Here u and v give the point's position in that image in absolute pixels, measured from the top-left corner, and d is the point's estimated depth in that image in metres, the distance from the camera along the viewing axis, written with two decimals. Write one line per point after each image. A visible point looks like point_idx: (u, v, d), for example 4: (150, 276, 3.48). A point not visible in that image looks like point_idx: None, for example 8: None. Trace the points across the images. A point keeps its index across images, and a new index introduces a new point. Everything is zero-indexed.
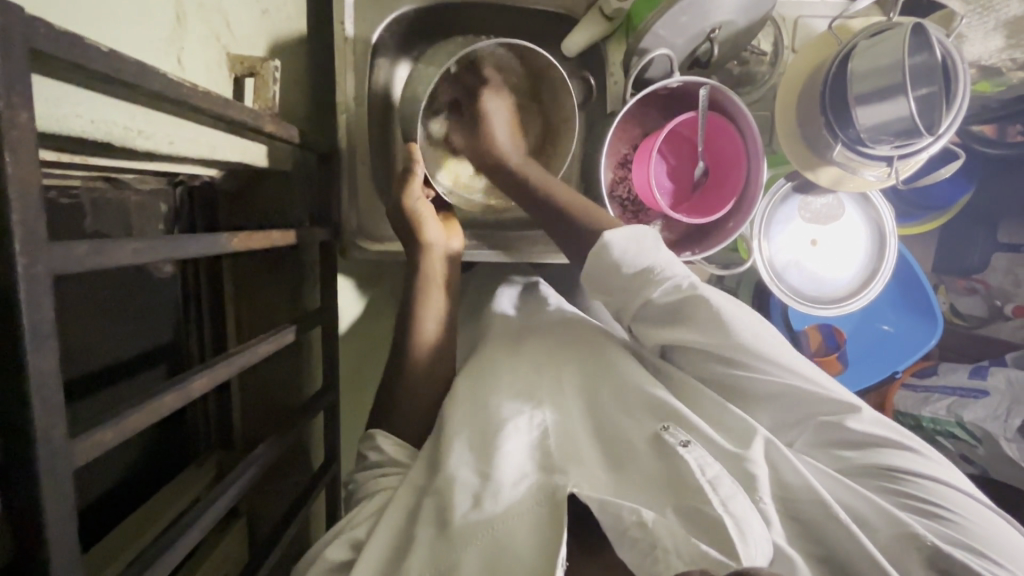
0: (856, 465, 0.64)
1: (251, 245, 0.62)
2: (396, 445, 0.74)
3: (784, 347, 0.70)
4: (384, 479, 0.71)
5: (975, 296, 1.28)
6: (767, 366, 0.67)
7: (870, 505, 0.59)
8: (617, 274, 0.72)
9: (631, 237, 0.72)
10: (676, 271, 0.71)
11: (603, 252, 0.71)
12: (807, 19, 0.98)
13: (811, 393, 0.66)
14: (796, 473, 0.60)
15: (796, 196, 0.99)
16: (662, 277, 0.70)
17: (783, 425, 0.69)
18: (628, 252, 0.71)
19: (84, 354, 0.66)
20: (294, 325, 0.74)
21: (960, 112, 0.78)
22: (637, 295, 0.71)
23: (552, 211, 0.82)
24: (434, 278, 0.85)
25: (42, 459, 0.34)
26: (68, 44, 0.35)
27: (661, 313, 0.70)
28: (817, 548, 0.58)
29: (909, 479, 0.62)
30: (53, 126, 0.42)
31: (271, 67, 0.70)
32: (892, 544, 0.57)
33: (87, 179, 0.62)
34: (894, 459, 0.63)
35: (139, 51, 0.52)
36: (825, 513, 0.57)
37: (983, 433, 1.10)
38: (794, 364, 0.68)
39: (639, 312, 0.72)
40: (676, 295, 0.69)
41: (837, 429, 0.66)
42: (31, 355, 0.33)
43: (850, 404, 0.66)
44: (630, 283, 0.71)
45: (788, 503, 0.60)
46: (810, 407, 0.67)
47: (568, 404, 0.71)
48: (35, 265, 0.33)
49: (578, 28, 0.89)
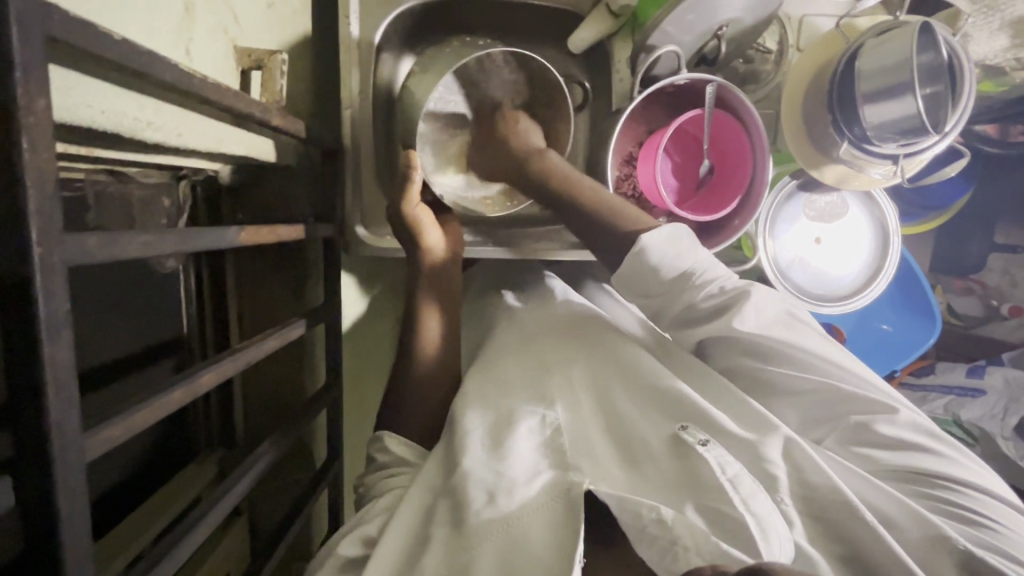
0: (885, 464, 0.64)
1: (259, 239, 0.62)
2: (404, 447, 0.74)
3: (817, 338, 0.71)
4: (391, 480, 0.71)
5: (972, 296, 1.31)
6: (798, 360, 0.69)
7: (897, 504, 0.60)
8: (656, 278, 0.73)
9: (666, 238, 0.73)
10: (715, 274, 0.73)
11: (641, 256, 0.72)
12: (811, 18, 0.99)
13: (848, 391, 0.67)
14: (819, 471, 0.60)
15: (802, 194, 0.99)
16: (702, 280, 0.72)
17: (812, 421, 0.70)
18: (665, 256, 0.72)
19: (88, 347, 0.66)
20: (303, 318, 0.75)
21: (966, 110, 0.79)
22: (679, 300, 0.73)
23: (581, 210, 0.82)
24: (426, 278, 0.86)
25: (57, 455, 0.34)
26: (82, 31, 0.35)
27: (706, 315, 0.72)
28: (840, 547, 0.58)
29: (944, 484, 0.62)
30: (66, 114, 0.42)
31: (279, 61, 0.69)
32: (920, 546, 0.57)
33: (91, 171, 0.61)
34: (926, 463, 0.64)
35: (149, 42, 0.51)
36: (849, 513, 0.57)
37: (979, 432, 1.11)
38: (828, 362, 0.69)
39: (679, 317, 0.75)
40: (721, 297, 0.71)
41: (871, 430, 0.66)
42: (46, 349, 0.32)
43: (883, 405, 0.66)
44: (670, 288, 0.73)
45: (810, 500, 0.60)
46: (844, 405, 0.68)
47: (589, 401, 0.72)
48: (50, 255, 0.32)
49: (584, 24, 0.88)
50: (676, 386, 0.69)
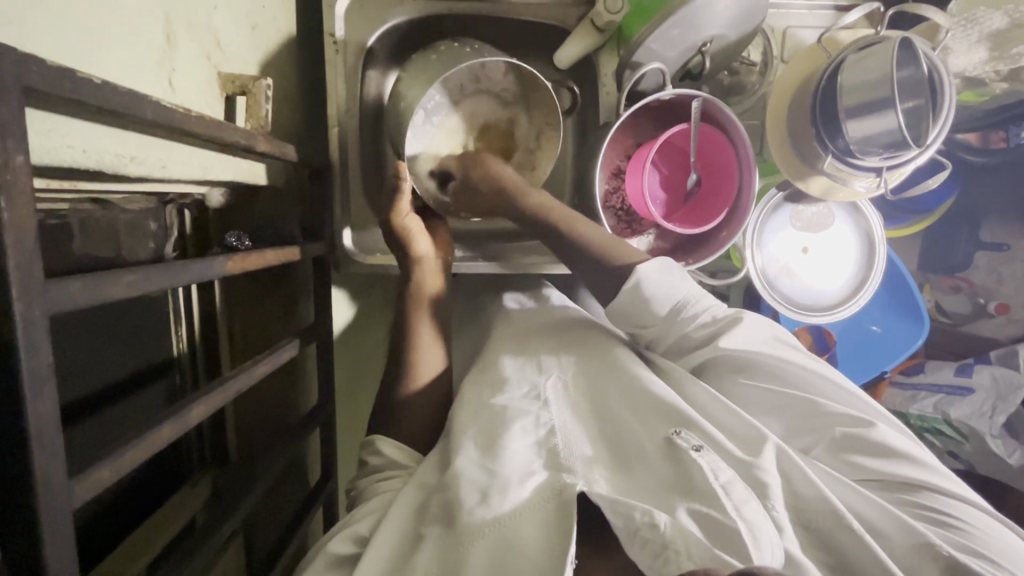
0: (870, 473, 0.65)
1: (248, 266, 0.61)
2: (394, 446, 0.75)
3: (800, 353, 0.77)
4: (383, 482, 0.71)
5: (960, 294, 1.29)
6: (777, 370, 0.74)
7: (883, 514, 0.60)
8: (650, 312, 0.78)
9: (660, 269, 0.77)
10: (705, 303, 0.78)
11: (638, 290, 0.77)
12: (795, 29, 0.99)
13: (829, 404, 0.70)
14: (809, 483, 0.61)
15: (788, 205, 1.01)
16: (695, 311, 0.77)
17: (798, 432, 0.71)
18: (658, 288, 0.77)
19: (81, 379, 0.66)
20: (295, 339, 0.76)
21: (945, 124, 0.80)
22: (674, 329, 0.78)
23: (574, 248, 0.84)
24: (427, 288, 0.87)
25: (43, 502, 0.34)
26: (60, 79, 0.35)
27: (699, 343, 0.78)
28: (828, 556, 0.58)
29: (926, 493, 0.63)
30: (45, 159, 0.42)
31: (263, 86, 0.70)
32: (909, 554, 0.57)
33: (75, 199, 0.61)
34: (911, 472, 0.64)
35: (129, 77, 0.51)
36: (838, 524, 0.58)
37: (969, 430, 1.13)
38: (813, 377, 0.73)
39: (674, 346, 0.80)
40: (714, 325, 0.77)
41: (858, 439, 0.66)
42: (29, 400, 0.32)
43: (865, 418, 0.68)
44: (664, 318, 0.78)
45: (801, 512, 0.60)
46: (829, 417, 0.70)
47: (583, 411, 0.73)
48: (32, 307, 0.32)
49: (570, 40, 0.89)
50: (670, 395, 0.71)
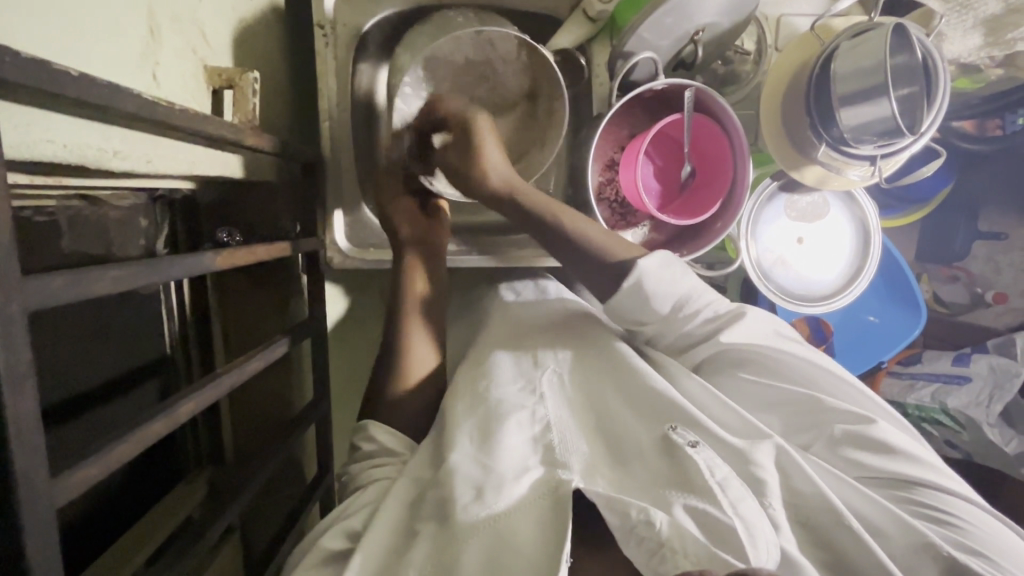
0: (870, 471, 0.65)
1: (236, 261, 0.60)
2: (386, 431, 0.75)
3: (798, 348, 0.76)
4: (376, 470, 0.71)
5: (956, 283, 1.29)
6: (774, 367, 0.73)
7: (883, 513, 0.60)
8: (651, 307, 0.75)
9: (663, 264, 0.75)
10: (706, 297, 0.77)
11: (639, 286, 0.74)
12: (789, 17, 0.99)
13: (828, 402, 0.69)
14: (807, 480, 0.61)
15: (783, 194, 1.00)
16: (698, 306, 0.76)
17: (796, 428, 0.70)
18: (659, 284, 0.74)
19: (70, 376, 0.65)
20: (286, 336, 0.74)
21: (940, 110, 0.80)
22: (677, 326, 0.77)
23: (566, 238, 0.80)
24: (413, 264, 0.87)
25: (23, 503, 0.33)
26: (38, 72, 0.34)
27: (702, 339, 0.77)
28: (826, 554, 0.58)
29: (925, 491, 0.63)
30: (24, 151, 0.41)
31: (250, 80, 0.68)
32: (907, 553, 0.57)
33: (63, 198, 0.59)
34: (909, 470, 0.64)
35: (112, 70, 0.51)
36: (836, 520, 0.58)
37: (965, 419, 1.12)
38: (811, 375, 0.72)
39: (677, 342, 0.79)
40: (717, 320, 0.76)
41: (855, 436, 0.66)
42: (8, 399, 0.32)
43: (864, 415, 0.67)
44: (667, 315, 0.76)
45: (798, 509, 0.60)
46: (828, 415, 0.69)
47: (581, 408, 0.73)
48: (9, 306, 0.32)
49: (563, 30, 0.88)
50: (667, 389, 0.70)
